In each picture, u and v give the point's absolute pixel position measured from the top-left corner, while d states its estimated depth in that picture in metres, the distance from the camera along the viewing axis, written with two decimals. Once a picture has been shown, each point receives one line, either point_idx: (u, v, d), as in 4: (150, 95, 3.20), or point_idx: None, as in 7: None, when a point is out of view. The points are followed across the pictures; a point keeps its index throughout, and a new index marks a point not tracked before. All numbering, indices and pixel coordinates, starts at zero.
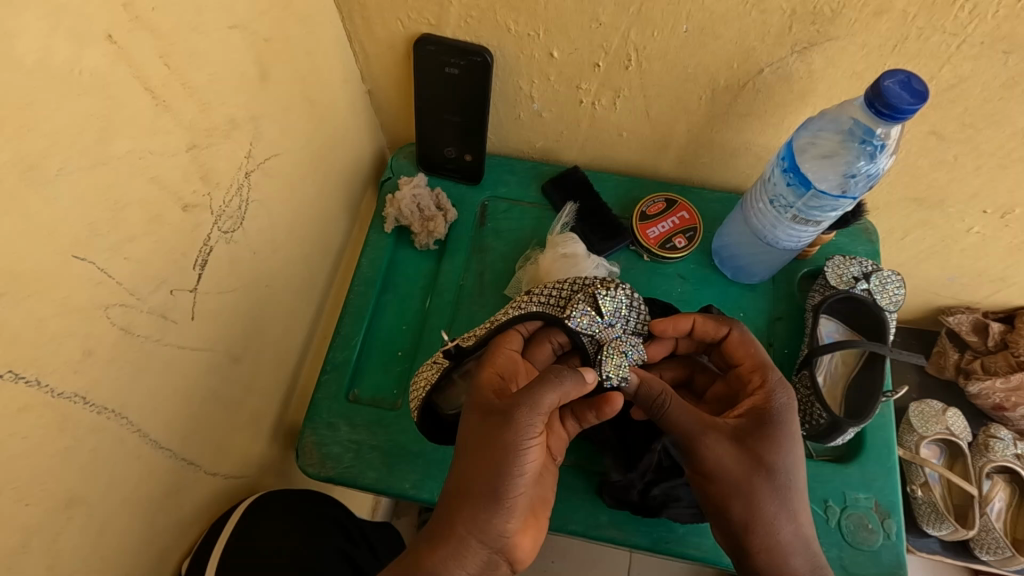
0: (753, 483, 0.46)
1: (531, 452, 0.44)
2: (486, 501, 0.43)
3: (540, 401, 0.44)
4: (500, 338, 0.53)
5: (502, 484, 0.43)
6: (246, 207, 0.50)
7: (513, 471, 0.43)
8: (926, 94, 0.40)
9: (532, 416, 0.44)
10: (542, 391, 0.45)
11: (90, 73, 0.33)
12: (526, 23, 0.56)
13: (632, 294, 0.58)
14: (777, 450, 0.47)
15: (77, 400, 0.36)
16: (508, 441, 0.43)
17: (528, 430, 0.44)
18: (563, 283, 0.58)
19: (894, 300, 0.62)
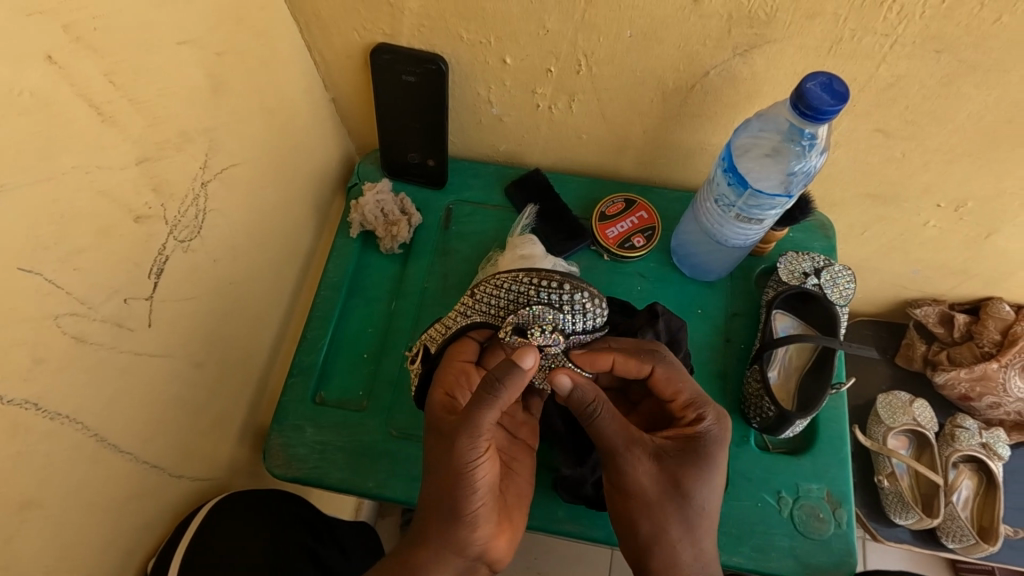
0: (663, 504, 0.48)
1: (481, 469, 0.46)
2: (447, 517, 0.46)
3: (483, 424, 0.45)
4: (453, 350, 0.56)
5: (461, 503, 0.46)
6: (205, 216, 0.51)
7: (467, 489, 0.46)
8: (846, 96, 0.46)
9: (478, 441, 0.45)
10: (484, 412, 0.45)
11: (29, 93, 0.34)
12: (478, 32, 0.57)
13: (574, 300, 0.54)
14: (693, 474, 0.48)
15: (29, 406, 0.37)
16: (457, 465, 0.45)
17: (475, 453, 0.45)
18: (502, 291, 0.55)
19: (845, 295, 0.67)
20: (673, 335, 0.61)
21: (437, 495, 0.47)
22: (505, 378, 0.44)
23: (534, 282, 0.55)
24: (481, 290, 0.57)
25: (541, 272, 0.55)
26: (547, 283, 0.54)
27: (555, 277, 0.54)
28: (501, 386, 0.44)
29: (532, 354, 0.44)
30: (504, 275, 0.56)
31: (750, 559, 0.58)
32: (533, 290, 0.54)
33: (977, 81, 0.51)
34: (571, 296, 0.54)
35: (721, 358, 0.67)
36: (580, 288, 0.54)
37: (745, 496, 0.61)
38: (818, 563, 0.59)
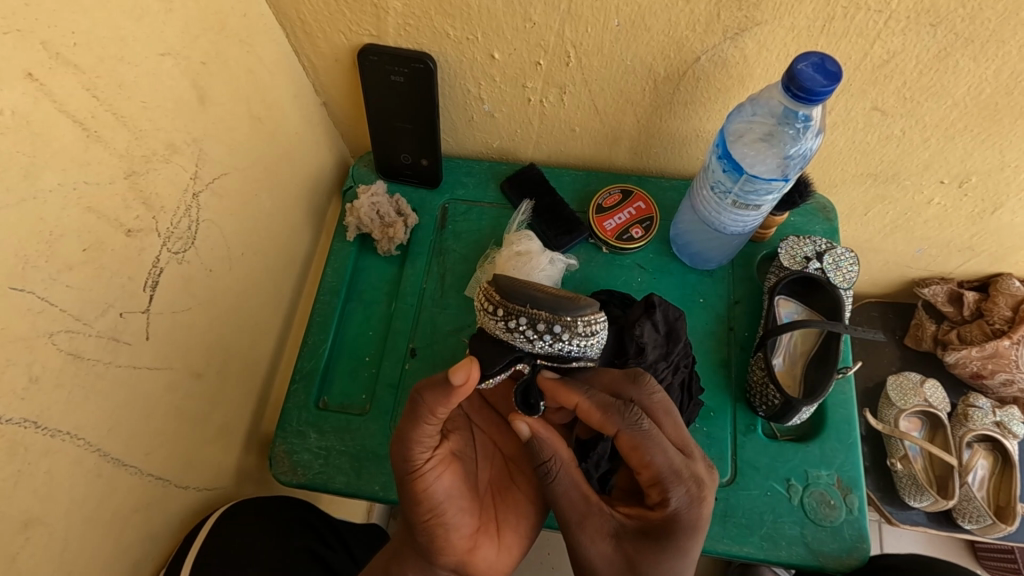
0: None
1: (422, 484, 0.46)
2: (409, 530, 0.48)
3: (416, 434, 0.46)
4: None
5: (412, 515, 0.47)
6: (198, 226, 0.51)
7: (412, 501, 0.47)
8: (839, 76, 0.44)
9: (413, 448, 0.46)
10: (412, 422, 0.45)
11: (11, 113, 0.34)
12: (463, 28, 0.56)
13: (511, 329, 0.47)
14: (658, 558, 0.46)
15: (28, 425, 0.37)
16: (399, 474, 0.47)
17: (418, 462, 0.46)
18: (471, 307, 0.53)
19: (849, 277, 0.66)
20: (671, 326, 0.60)
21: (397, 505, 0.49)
22: (433, 390, 0.44)
23: (481, 305, 0.50)
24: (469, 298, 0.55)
25: (487, 293, 0.49)
26: (486, 309, 0.49)
27: (495, 301, 0.48)
28: (427, 397, 0.44)
29: (464, 370, 0.42)
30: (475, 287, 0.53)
31: (760, 549, 0.58)
32: (481, 315, 0.50)
33: (975, 53, 0.50)
34: (506, 325, 0.47)
35: (724, 347, 0.66)
36: (516, 313, 0.47)
37: (755, 485, 0.60)
38: (830, 551, 0.58)
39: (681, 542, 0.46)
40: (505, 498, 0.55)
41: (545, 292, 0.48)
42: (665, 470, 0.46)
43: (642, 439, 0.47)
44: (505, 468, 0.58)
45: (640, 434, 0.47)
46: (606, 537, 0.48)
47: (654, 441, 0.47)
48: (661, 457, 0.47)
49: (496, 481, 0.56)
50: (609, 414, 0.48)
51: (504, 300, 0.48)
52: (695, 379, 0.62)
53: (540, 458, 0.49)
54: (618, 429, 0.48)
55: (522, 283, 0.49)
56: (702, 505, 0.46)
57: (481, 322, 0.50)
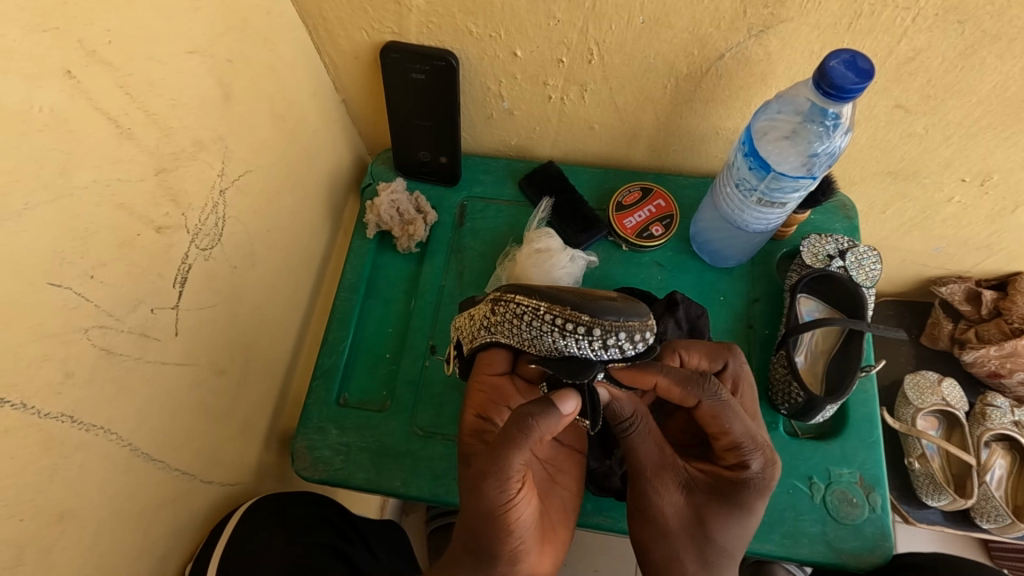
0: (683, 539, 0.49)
1: (509, 509, 0.45)
2: (488, 561, 0.45)
3: (512, 464, 0.43)
4: (483, 362, 0.55)
5: (498, 543, 0.45)
6: (223, 223, 0.52)
7: (499, 533, 0.45)
8: (870, 73, 0.44)
9: (507, 479, 0.44)
10: (512, 452, 0.43)
11: (48, 110, 0.34)
12: (485, 25, 0.56)
13: (608, 346, 0.46)
14: (730, 517, 0.48)
15: (63, 420, 0.38)
16: (485, 509, 0.44)
17: (508, 495, 0.44)
18: (523, 325, 0.49)
19: (871, 276, 0.66)
20: (693, 323, 0.61)
21: (466, 535, 0.46)
22: (541, 415, 0.43)
23: (557, 324, 0.47)
24: (503, 310, 0.50)
25: (564, 312, 0.47)
26: (573, 329, 0.46)
27: (583, 319, 0.46)
28: (535, 422, 0.43)
29: (575, 399, 0.44)
30: (523, 302, 0.49)
31: (781, 547, 0.58)
32: (556, 334, 0.47)
33: (1001, 50, 0.49)
34: (603, 343, 0.46)
35: (744, 344, 0.66)
36: (614, 330, 0.46)
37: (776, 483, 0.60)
38: (851, 549, 0.58)
39: (756, 502, 0.48)
40: (550, 499, 0.55)
41: (620, 305, 0.48)
42: (740, 438, 0.48)
43: (725, 411, 0.48)
44: (543, 472, 0.57)
45: (722, 405, 0.48)
46: (676, 489, 0.50)
47: (732, 412, 0.48)
48: (739, 426, 0.48)
49: (539, 484, 0.56)
50: (689, 389, 0.48)
51: (594, 318, 0.46)
52: None
53: (623, 415, 0.49)
54: (700, 400, 0.48)
55: (593, 297, 0.48)
56: (775, 471, 0.48)
57: (558, 344, 0.47)
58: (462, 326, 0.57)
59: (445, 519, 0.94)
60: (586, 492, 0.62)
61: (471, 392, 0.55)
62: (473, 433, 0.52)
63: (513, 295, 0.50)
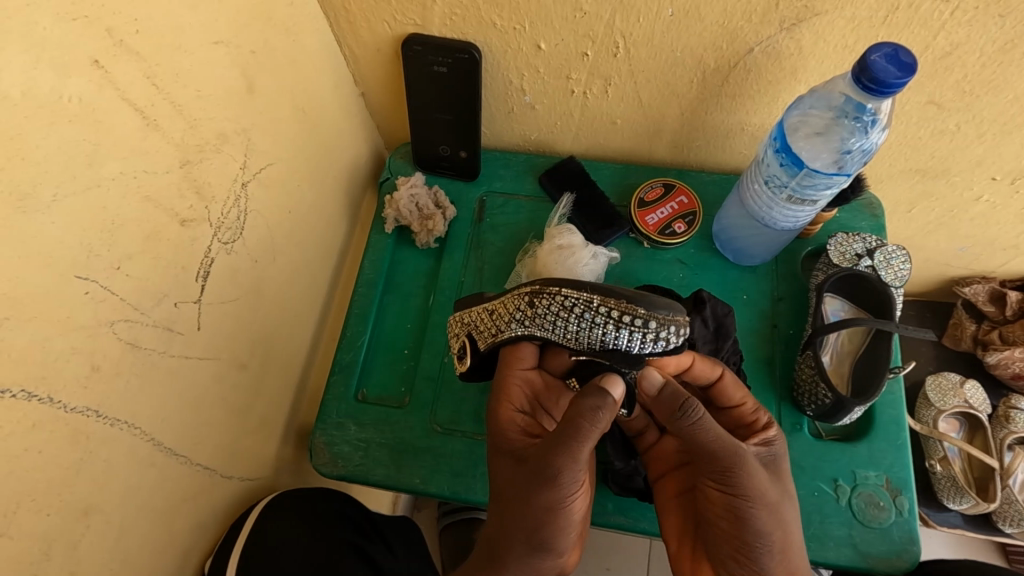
0: (785, 506, 0.48)
1: (567, 503, 0.44)
2: (538, 553, 0.45)
3: (582, 455, 0.43)
4: (511, 359, 0.54)
5: (553, 538, 0.44)
6: (245, 217, 0.51)
7: (561, 526, 0.44)
8: (913, 67, 0.43)
9: (574, 471, 0.43)
10: (581, 447, 0.42)
11: (78, 100, 0.34)
12: (510, 17, 0.56)
13: (658, 338, 0.48)
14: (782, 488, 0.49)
15: (89, 413, 0.37)
16: (551, 503, 0.43)
17: (572, 490, 0.43)
18: (572, 317, 0.49)
19: (899, 276, 0.65)
20: (719, 322, 0.60)
21: (527, 534, 0.44)
22: (598, 404, 0.42)
23: (611, 316, 0.48)
24: (547, 303, 0.50)
25: (618, 305, 0.48)
26: (629, 321, 0.48)
27: (638, 312, 0.48)
28: (597, 415, 0.42)
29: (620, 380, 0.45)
30: (573, 294, 0.49)
31: (807, 549, 0.57)
32: (608, 327, 0.48)
33: None
34: (657, 335, 0.48)
35: (767, 344, 0.65)
36: (666, 324, 0.48)
37: (801, 485, 0.59)
38: (879, 553, 0.57)
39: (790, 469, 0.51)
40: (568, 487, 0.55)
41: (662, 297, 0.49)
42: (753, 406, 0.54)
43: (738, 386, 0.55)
44: None
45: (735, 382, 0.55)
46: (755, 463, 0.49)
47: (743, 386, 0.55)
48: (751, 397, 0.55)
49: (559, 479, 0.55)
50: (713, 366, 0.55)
51: (649, 311, 0.48)
52: (741, 377, 0.62)
53: (681, 399, 0.47)
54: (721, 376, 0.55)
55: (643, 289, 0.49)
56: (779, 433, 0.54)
57: (612, 337, 0.49)
58: (475, 316, 0.55)
59: (458, 516, 0.93)
60: (608, 492, 0.61)
61: (504, 386, 0.53)
62: (515, 426, 0.51)
63: (557, 288, 0.49)
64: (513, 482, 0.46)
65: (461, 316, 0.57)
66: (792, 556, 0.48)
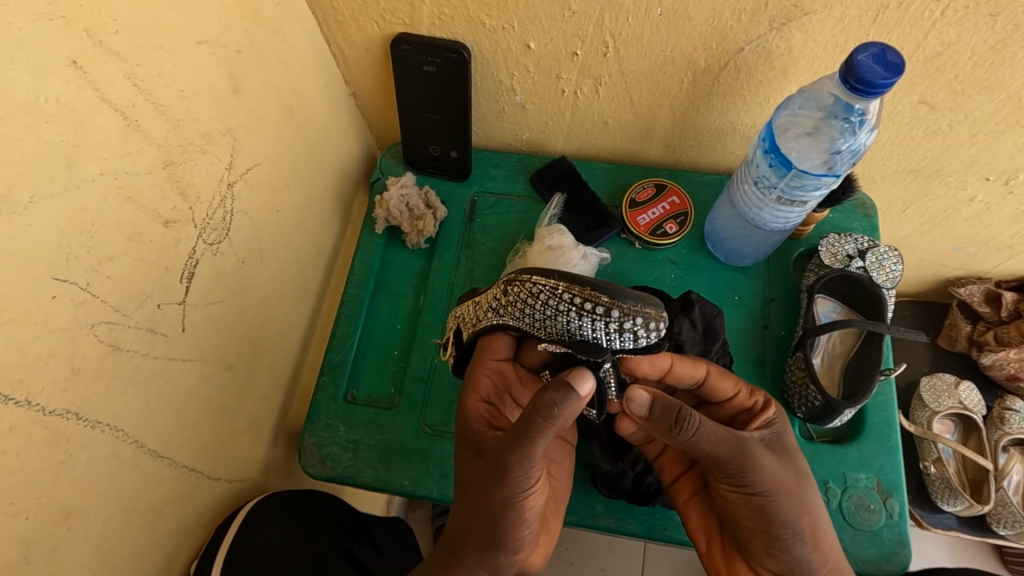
0: (802, 490, 0.47)
1: (522, 494, 0.43)
2: (495, 545, 0.45)
3: (535, 450, 0.41)
4: (486, 350, 0.54)
5: (510, 530, 0.44)
6: (231, 218, 0.51)
7: (513, 521, 0.44)
8: (901, 67, 0.43)
9: (526, 466, 0.42)
10: (537, 441, 0.41)
11: (55, 101, 0.34)
12: (499, 16, 0.55)
13: (623, 329, 0.47)
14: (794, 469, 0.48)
15: (68, 417, 0.37)
16: (505, 495, 0.43)
17: (526, 483, 0.43)
18: (538, 304, 0.49)
19: (891, 277, 0.64)
20: (708, 323, 0.60)
21: (483, 527, 0.44)
22: (563, 400, 0.40)
23: (575, 304, 0.47)
24: (517, 290, 0.50)
25: (583, 292, 0.47)
26: (590, 309, 0.46)
27: (602, 300, 0.46)
28: (558, 410, 0.40)
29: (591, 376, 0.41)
30: (541, 282, 0.49)
31: None
32: (572, 314, 0.47)
33: None
34: (620, 326, 0.46)
35: (759, 345, 0.65)
36: (631, 314, 0.46)
37: None
38: (869, 556, 0.57)
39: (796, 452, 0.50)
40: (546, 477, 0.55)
41: (632, 289, 0.47)
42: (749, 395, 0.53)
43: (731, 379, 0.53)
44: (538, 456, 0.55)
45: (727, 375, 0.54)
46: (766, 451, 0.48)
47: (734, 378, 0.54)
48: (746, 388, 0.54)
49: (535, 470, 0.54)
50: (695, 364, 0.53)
51: (613, 300, 0.46)
52: None
53: (675, 409, 0.44)
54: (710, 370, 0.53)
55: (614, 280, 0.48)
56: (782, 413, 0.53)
57: (576, 325, 0.48)
58: (466, 309, 0.57)
59: None
60: (597, 494, 0.61)
61: (474, 375, 0.53)
62: (480, 417, 0.51)
63: (529, 276, 0.50)
64: (473, 474, 0.46)
65: (455, 310, 0.59)
66: (820, 539, 0.48)
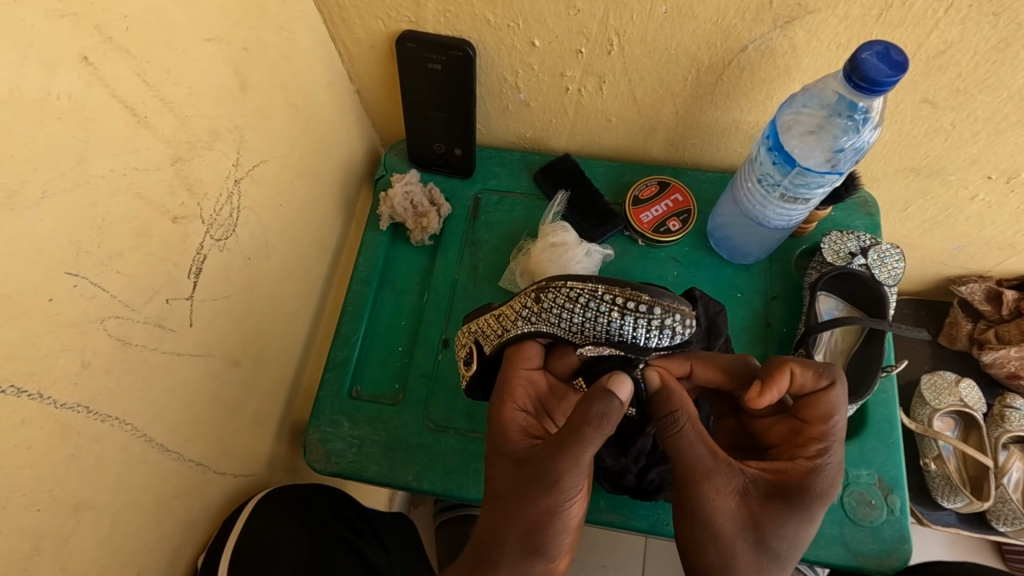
0: (736, 546, 0.44)
1: (571, 504, 0.44)
2: (535, 557, 0.44)
3: (585, 459, 0.43)
4: (517, 358, 0.52)
5: (553, 541, 0.44)
6: (238, 214, 0.51)
7: (559, 530, 0.44)
8: (904, 65, 0.43)
9: (575, 475, 0.43)
10: (585, 450, 0.42)
11: (66, 98, 0.34)
12: (504, 15, 0.55)
13: (665, 324, 0.49)
14: (795, 518, 0.44)
15: (79, 410, 0.37)
16: (552, 505, 0.43)
17: (573, 492, 0.44)
18: (578, 308, 0.50)
19: (893, 274, 0.65)
20: (711, 319, 0.60)
21: (527, 536, 0.44)
22: (604, 411, 0.42)
23: (616, 304, 0.49)
24: (553, 297, 0.51)
25: (623, 292, 0.49)
26: (635, 307, 0.49)
27: (643, 299, 0.49)
28: (603, 420, 0.42)
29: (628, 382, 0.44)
30: (578, 285, 0.50)
31: None
32: (614, 314, 0.49)
33: None
34: (664, 321, 0.49)
35: (761, 342, 0.66)
36: (672, 310, 0.49)
37: None
38: (870, 551, 0.57)
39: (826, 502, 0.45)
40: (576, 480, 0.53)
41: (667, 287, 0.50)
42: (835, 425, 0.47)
43: (843, 399, 0.47)
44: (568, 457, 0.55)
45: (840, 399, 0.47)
46: (732, 493, 0.45)
47: (844, 404, 0.48)
48: (842, 420, 0.48)
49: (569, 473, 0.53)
50: (820, 373, 0.47)
51: (653, 298, 0.49)
52: None
53: (669, 406, 0.47)
54: (832, 383, 0.47)
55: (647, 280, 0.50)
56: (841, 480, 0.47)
57: (619, 323, 0.49)
58: (484, 318, 0.56)
59: (453, 512, 0.94)
60: (601, 490, 0.61)
61: (508, 383, 0.51)
62: (517, 427, 0.49)
63: (565, 280, 0.51)
64: (513, 485, 0.45)
65: (466, 327, 0.59)
66: None
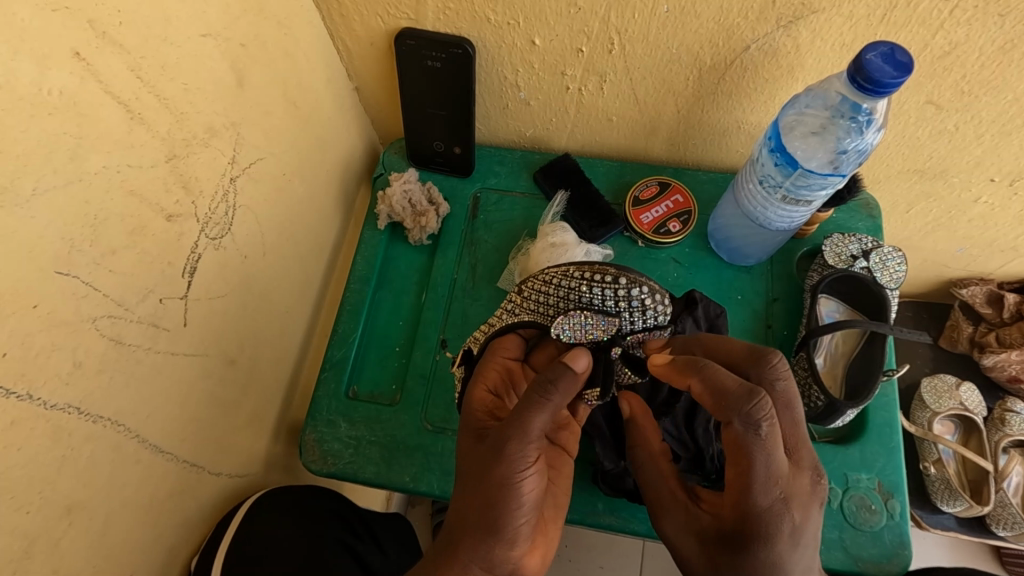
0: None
1: (525, 480, 0.42)
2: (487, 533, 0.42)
3: (536, 425, 0.42)
4: (495, 347, 0.53)
5: (507, 517, 0.42)
6: (234, 213, 0.51)
7: (512, 506, 0.42)
8: (909, 67, 0.42)
9: (527, 446, 0.42)
10: (534, 415, 0.42)
11: (59, 93, 0.33)
12: (505, 12, 0.55)
13: (632, 294, 0.49)
14: (742, 565, 0.41)
15: (70, 410, 0.37)
16: (502, 476, 0.42)
17: (526, 464, 0.42)
18: (552, 288, 0.51)
19: (895, 278, 0.64)
20: (711, 322, 0.60)
21: (480, 513, 0.42)
22: (557, 380, 0.42)
23: (585, 277, 0.50)
24: (533, 284, 0.53)
25: (591, 267, 0.50)
26: (600, 278, 0.49)
27: (609, 271, 0.49)
28: (551, 387, 0.42)
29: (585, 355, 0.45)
30: (552, 269, 0.52)
31: None
32: (583, 287, 0.50)
33: None
34: (631, 292, 0.49)
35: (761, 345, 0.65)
36: (638, 282, 0.49)
37: None
38: (869, 556, 0.57)
39: (774, 548, 0.40)
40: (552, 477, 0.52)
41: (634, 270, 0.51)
42: (744, 431, 0.40)
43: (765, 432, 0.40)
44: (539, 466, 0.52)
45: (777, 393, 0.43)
46: (689, 528, 0.46)
47: (770, 443, 0.40)
48: (764, 463, 0.40)
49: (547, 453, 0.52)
50: (719, 401, 0.41)
51: (620, 270, 0.49)
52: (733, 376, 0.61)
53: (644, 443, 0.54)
54: (730, 420, 0.41)
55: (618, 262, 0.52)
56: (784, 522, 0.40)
57: (587, 296, 0.50)
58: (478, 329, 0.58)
59: None
60: (599, 492, 0.61)
61: (484, 366, 0.52)
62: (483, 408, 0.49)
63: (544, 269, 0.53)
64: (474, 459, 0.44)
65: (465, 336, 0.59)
66: None
